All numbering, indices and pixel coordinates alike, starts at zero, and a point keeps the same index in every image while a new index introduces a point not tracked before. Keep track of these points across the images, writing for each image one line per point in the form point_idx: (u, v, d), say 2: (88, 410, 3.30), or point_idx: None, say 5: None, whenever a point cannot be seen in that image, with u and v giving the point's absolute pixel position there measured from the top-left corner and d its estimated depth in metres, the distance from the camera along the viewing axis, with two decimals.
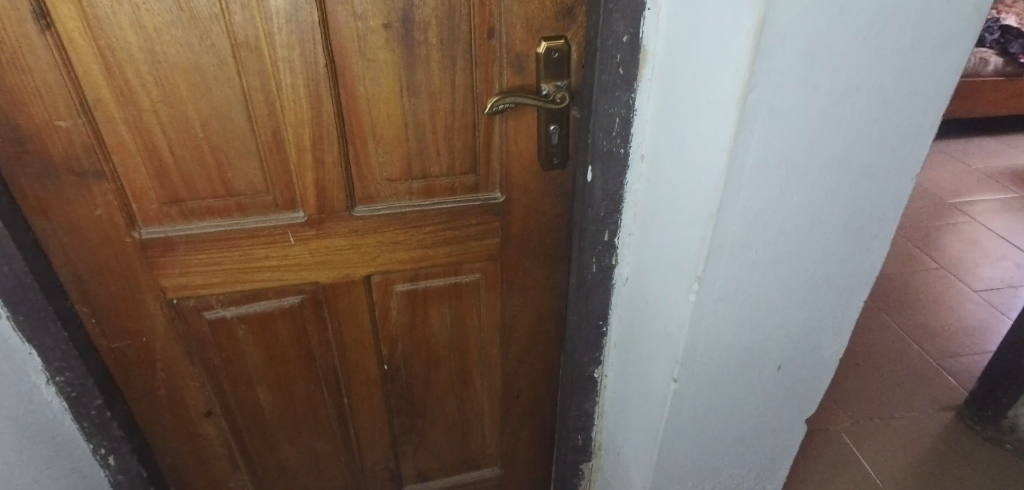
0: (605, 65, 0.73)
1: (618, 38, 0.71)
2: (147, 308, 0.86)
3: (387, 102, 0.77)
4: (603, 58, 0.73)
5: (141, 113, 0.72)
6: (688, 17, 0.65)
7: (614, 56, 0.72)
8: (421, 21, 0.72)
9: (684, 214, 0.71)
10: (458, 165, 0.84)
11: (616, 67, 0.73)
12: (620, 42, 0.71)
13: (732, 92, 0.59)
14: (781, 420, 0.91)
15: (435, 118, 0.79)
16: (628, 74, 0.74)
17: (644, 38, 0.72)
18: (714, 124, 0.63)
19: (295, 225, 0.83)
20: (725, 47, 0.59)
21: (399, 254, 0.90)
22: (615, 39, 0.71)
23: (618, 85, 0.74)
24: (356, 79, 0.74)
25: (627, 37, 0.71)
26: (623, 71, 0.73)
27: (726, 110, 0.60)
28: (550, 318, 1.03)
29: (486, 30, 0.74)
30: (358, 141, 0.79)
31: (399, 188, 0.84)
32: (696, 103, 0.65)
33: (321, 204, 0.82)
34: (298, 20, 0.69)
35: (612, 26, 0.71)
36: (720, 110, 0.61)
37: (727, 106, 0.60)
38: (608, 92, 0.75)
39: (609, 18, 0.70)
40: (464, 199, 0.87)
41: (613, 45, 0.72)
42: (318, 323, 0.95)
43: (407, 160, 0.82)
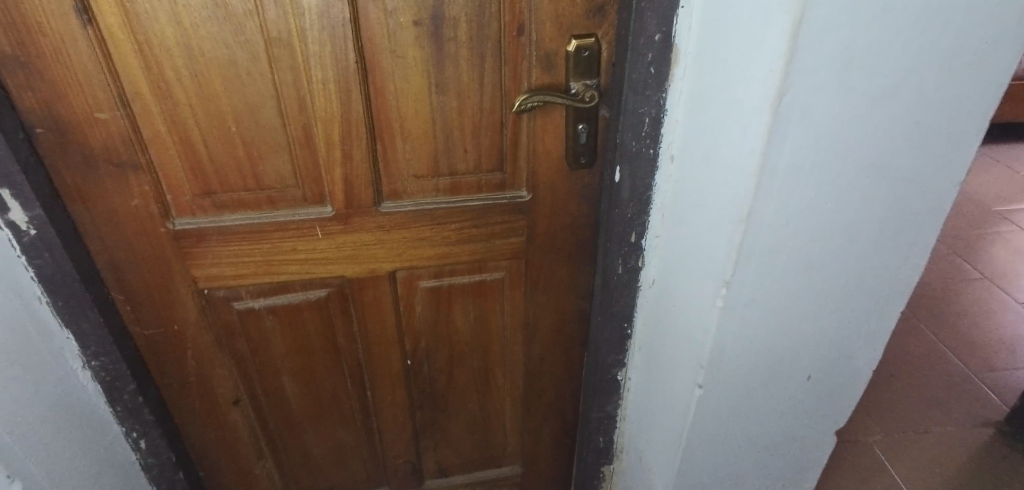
0: (636, 64, 0.72)
1: (649, 37, 0.70)
2: (180, 297, 0.88)
3: (416, 99, 0.77)
4: (634, 57, 0.72)
5: (177, 106, 0.73)
6: (722, 16, 0.63)
7: (645, 55, 0.71)
8: (451, 19, 0.72)
9: (712, 216, 0.70)
10: (484, 163, 0.84)
11: (647, 66, 0.72)
12: (651, 41, 0.70)
13: (765, 93, 0.57)
14: (810, 430, 0.89)
15: (463, 115, 0.79)
16: (659, 73, 0.72)
17: (676, 37, 0.70)
18: (746, 125, 0.61)
19: (322, 219, 0.84)
20: (759, 46, 0.57)
21: (424, 250, 0.90)
22: (647, 38, 0.70)
23: (649, 84, 0.73)
24: (385, 76, 0.75)
25: (660, 35, 0.70)
26: (653, 70, 0.72)
27: (759, 111, 0.59)
28: (574, 319, 1.02)
29: (516, 27, 0.73)
30: (387, 138, 0.80)
31: (425, 185, 0.84)
32: (727, 103, 0.64)
33: (349, 199, 0.83)
34: (329, 16, 0.69)
35: (645, 25, 0.70)
36: (753, 111, 0.60)
37: (760, 107, 0.59)
38: (639, 91, 0.73)
39: (641, 16, 0.69)
40: (490, 196, 0.87)
41: (644, 44, 0.71)
42: (343, 316, 0.96)
43: (435, 157, 0.82)
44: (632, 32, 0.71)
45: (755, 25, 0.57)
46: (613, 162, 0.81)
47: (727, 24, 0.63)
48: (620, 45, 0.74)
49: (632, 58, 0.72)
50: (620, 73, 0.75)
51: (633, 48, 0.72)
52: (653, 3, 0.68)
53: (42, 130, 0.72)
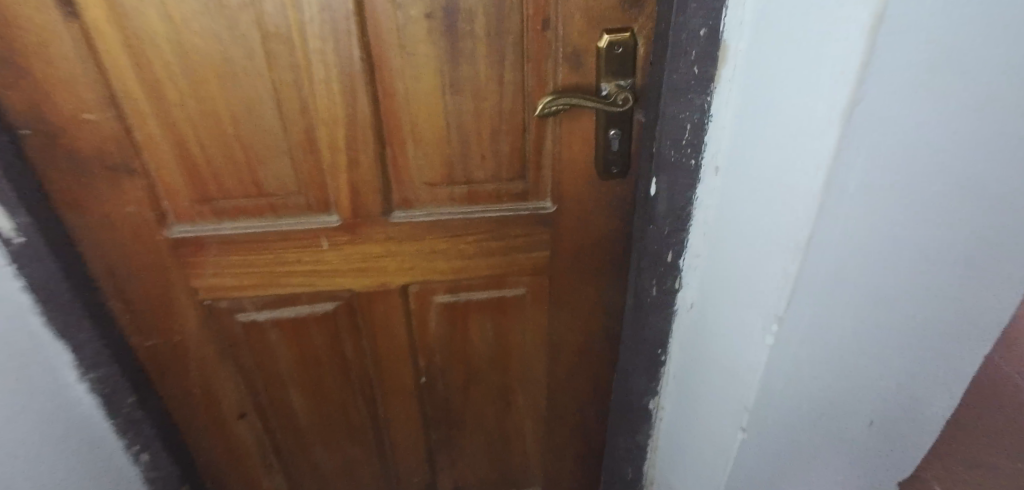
0: (676, 62, 0.63)
1: (693, 32, 0.60)
2: (180, 308, 0.83)
3: (428, 100, 0.69)
4: (675, 55, 0.63)
5: (170, 106, 0.67)
6: (782, 5, 0.53)
7: (688, 53, 0.62)
8: (467, 11, 0.64)
9: (764, 240, 0.60)
10: (504, 171, 0.76)
11: (690, 65, 0.62)
12: (696, 36, 0.61)
13: (834, 102, 0.47)
14: (870, 478, 0.78)
15: (480, 118, 0.71)
16: (705, 73, 0.63)
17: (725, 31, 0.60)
18: (808, 138, 0.51)
19: (328, 229, 0.77)
20: (824, 43, 0.48)
21: (439, 264, 0.82)
22: (691, 33, 0.61)
23: (692, 86, 0.64)
24: (395, 75, 0.67)
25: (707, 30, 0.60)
26: (698, 70, 0.62)
27: (824, 122, 0.49)
28: (602, 339, 0.94)
29: (540, 20, 0.65)
30: (397, 143, 0.72)
31: (439, 194, 0.77)
32: (784, 111, 0.54)
33: (356, 208, 0.76)
34: (332, 8, 0.62)
35: (689, 18, 0.60)
36: (817, 120, 0.50)
37: (824, 118, 0.49)
38: (680, 92, 0.64)
39: (685, 7, 0.60)
40: (510, 207, 0.79)
41: (688, 40, 0.61)
42: (353, 331, 0.89)
43: (449, 163, 0.75)
44: (673, 27, 0.62)
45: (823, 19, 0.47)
46: (648, 173, 0.72)
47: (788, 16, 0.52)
48: (659, 42, 0.65)
49: (673, 55, 0.63)
50: (659, 72, 0.66)
51: (674, 43, 0.62)
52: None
53: (30, 131, 0.67)
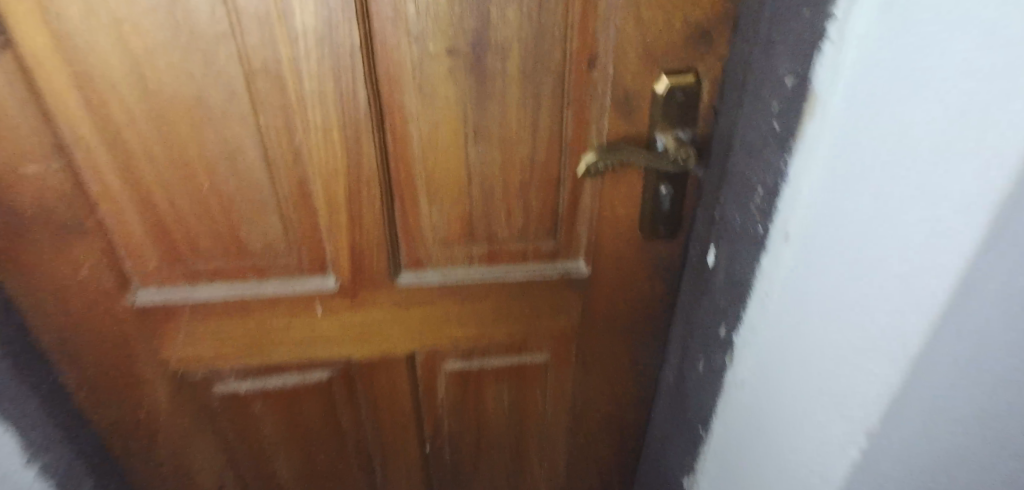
0: (754, 114, 0.52)
1: (777, 81, 0.49)
2: (148, 379, 0.71)
3: (447, 149, 0.58)
4: (753, 106, 0.52)
5: (132, 155, 0.55)
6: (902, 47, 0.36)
7: (769, 104, 0.50)
8: (499, 47, 0.52)
9: (845, 359, 0.45)
10: (533, 228, 0.65)
11: (770, 120, 0.51)
12: (781, 85, 0.49)
13: (972, 196, 0.33)
14: None
15: (508, 170, 0.60)
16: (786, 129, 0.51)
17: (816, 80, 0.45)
18: (925, 241, 0.36)
19: (323, 293, 0.66)
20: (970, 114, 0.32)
21: (451, 330, 0.71)
22: (776, 83, 0.49)
23: (767, 143, 0.52)
24: (408, 119, 0.55)
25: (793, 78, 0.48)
26: (778, 125, 0.51)
27: (955, 219, 0.34)
28: (634, 407, 0.82)
29: (586, 58, 0.54)
30: (407, 196, 0.61)
31: (456, 253, 0.66)
32: (889, 195, 0.38)
33: (358, 270, 0.64)
34: (332, 41, 0.50)
35: (775, 65, 0.49)
36: (943, 220, 0.35)
37: (964, 212, 0.33)
38: (754, 150, 0.53)
39: (771, 51, 0.49)
40: (537, 268, 0.68)
41: (771, 90, 0.50)
42: (349, 400, 0.77)
43: (469, 219, 0.63)
44: (754, 72, 0.51)
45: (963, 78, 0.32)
46: (709, 237, 0.62)
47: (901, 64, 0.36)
48: (733, 87, 0.54)
49: (752, 106, 0.52)
50: (730, 123, 0.55)
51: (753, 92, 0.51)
52: (790, 36, 0.47)
53: None
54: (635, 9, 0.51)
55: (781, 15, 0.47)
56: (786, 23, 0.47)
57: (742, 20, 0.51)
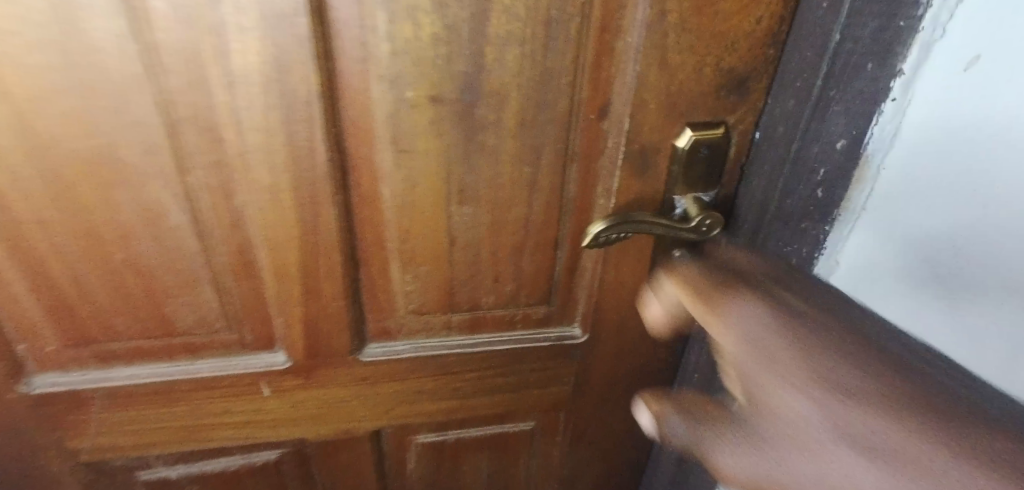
0: (794, 180, 0.45)
1: (827, 146, 0.42)
2: (53, 472, 0.58)
3: (426, 211, 0.47)
4: (794, 173, 0.44)
5: (18, 223, 0.43)
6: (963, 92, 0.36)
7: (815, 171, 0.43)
8: (494, 94, 0.42)
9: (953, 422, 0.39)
10: (524, 294, 0.55)
11: (815, 188, 0.44)
12: (832, 151, 0.42)
13: None
14: None
15: (499, 232, 0.50)
16: (830, 200, 0.44)
17: (869, 143, 0.41)
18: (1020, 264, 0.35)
19: (273, 372, 0.54)
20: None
21: (425, 404, 0.61)
22: (825, 147, 0.42)
23: (809, 213, 0.45)
24: (378, 177, 0.45)
25: (845, 142, 0.41)
26: (821, 193, 0.44)
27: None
28: (627, 475, 0.74)
29: (597, 107, 0.45)
30: (376, 263, 0.50)
31: (432, 323, 0.55)
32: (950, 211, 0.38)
33: (315, 347, 0.53)
34: (282, 87, 0.39)
35: (826, 127, 0.42)
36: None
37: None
38: (792, 221, 0.46)
39: (824, 111, 0.41)
40: (527, 335, 0.58)
41: (818, 156, 0.43)
42: (304, 480, 0.66)
43: (450, 287, 0.53)
44: (799, 134, 0.43)
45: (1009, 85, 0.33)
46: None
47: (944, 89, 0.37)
48: (772, 150, 0.45)
49: (794, 173, 0.45)
50: (764, 189, 0.47)
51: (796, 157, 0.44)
52: (848, 95, 0.40)
53: None
54: (661, 54, 0.42)
55: (839, 71, 0.40)
56: (846, 80, 0.40)
57: (785, 69, 0.43)
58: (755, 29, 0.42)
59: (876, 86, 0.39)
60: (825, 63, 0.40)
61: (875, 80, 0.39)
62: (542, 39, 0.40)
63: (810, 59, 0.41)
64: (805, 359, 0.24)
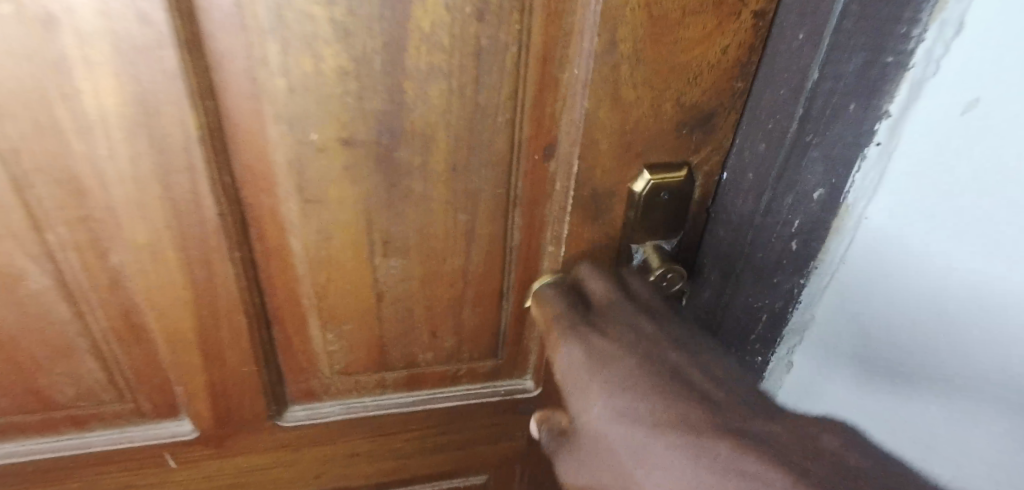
0: (765, 231, 0.39)
1: (802, 195, 0.37)
2: None
3: (346, 265, 0.41)
4: (766, 224, 0.39)
5: None
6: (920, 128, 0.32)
7: (787, 222, 0.38)
8: (417, 134, 0.36)
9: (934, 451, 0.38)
10: (467, 348, 0.49)
11: (788, 240, 0.39)
12: (807, 201, 0.37)
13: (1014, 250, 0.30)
14: None
15: (434, 285, 0.44)
16: (803, 254, 0.39)
17: (850, 192, 0.35)
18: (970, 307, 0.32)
19: (178, 443, 0.47)
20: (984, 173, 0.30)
21: (361, 466, 0.55)
22: (801, 197, 0.37)
23: (782, 267, 0.40)
24: (285, 229, 0.38)
25: (823, 191, 0.36)
26: (796, 246, 0.39)
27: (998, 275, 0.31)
28: None
29: (540, 145, 0.39)
30: (292, 322, 0.43)
31: (363, 382, 0.49)
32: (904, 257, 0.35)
33: (225, 415, 0.46)
34: (152, 131, 0.31)
35: (801, 175, 0.36)
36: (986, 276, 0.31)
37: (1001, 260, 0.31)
38: (765, 275, 0.41)
39: (800, 156, 0.36)
40: (474, 390, 0.52)
41: (792, 205, 0.37)
42: None
43: (381, 345, 0.46)
44: (772, 181, 0.37)
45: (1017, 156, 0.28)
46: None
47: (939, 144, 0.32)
48: (742, 196, 0.40)
49: (765, 223, 0.39)
50: (733, 238, 0.41)
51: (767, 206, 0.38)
52: (827, 139, 0.34)
53: None
54: (613, 88, 0.36)
55: (816, 112, 0.34)
56: (825, 123, 0.34)
57: (755, 106, 0.37)
58: (720, 60, 0.36)
59: (858, 129, 0.34)
60: (801, 103, 0.34)
61: (858, 123, 0.33)
62: (472, 73, 0.34)
63: (784, 97, 0.35)
64: (603, 391, 0.32)
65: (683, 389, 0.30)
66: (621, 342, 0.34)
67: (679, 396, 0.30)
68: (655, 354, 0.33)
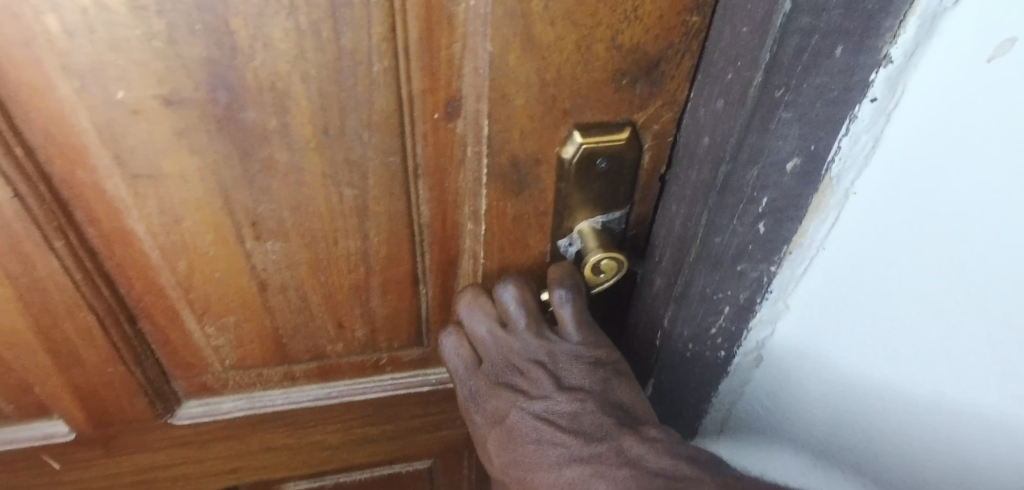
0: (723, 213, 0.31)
1: (771, 166, 0.28)
2: None
3: (211, 251, 0.33)
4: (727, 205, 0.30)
5: None
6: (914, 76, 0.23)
7: (752, 196, 0.29)
8: (266, 91, 0.27)
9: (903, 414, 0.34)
10: (384, 337, 0.42)
11: (756, 220, 0.30)
12: (776, 172, 0.28)
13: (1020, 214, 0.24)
14: None
15: (330, 270, 0.36)
16: (768, 234, 0.30)
17: (834, 162, 0.27)
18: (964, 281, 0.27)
19: (55, 445, 0.41)
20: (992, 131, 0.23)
21: (282, 458, 0.49)
22: (772, 172, 0.28)
23: (746, 254, 0.31)
24: (119, 210, 0.30)
25: (796, 168, 0.27)
26: (763, 227, 0.30)
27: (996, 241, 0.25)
28: None
29: (439, 102, 0.30)
30: (161, 315, 0.36)
31: (265, 376, 0.42)
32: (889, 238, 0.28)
33: (103, 416, 0.40)
34: None
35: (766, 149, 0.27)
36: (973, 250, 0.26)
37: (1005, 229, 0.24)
38: (726, 263, 0.32)
39: (766, 118, 0.27)
40: (400, 380, 0.46)
41: (755, 182, 0.29)
42: None
43: (277, 337, 0.39)
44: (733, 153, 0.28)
45: (1013, 199, 0.24)
46: (653, 367, 0.41)
47: (932, 142, 0.24)
48: (695, 162, 0.32)
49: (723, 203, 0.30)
50: (686, 218, 0.33)
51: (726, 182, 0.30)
52: (804, 98, 0.25)
53: None
54: (521, 24, 0.27)
55: (787, 61, 0.25)
56: (800, 76, 0.25)
57: (713, 49, 0.29)
58: None
59: (847, 80, 0.24)
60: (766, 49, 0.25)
61: (848, 74, 0.24)
62: (325, 7, 0.25)
63: (746, 40, 0.26)
64: (499, 442, 0.35)
65: (554, 434, 0.33)
66: (502, 397, 0.36)
67: (547, 440, 0.33)
68: (532, 394, 0.35)
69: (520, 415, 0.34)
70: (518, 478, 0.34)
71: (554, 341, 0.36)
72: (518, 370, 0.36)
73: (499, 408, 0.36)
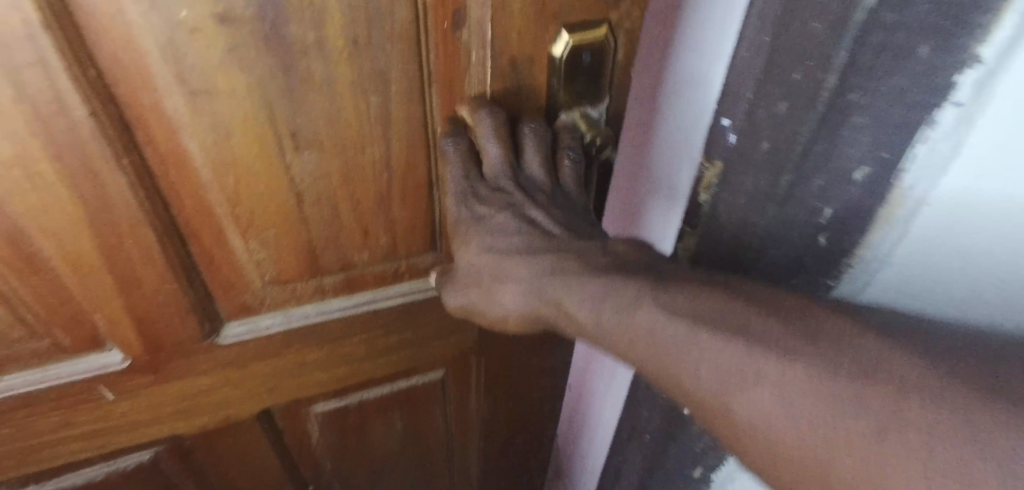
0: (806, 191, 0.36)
1: (849, 159, 0.34)
2: None
3: (254, 164, 0.38)
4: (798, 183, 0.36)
5: None
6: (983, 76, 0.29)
7: (823, 179, 0.35)
8: (306, 7, 0.32)
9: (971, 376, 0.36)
10: (402, 245, 0.47)
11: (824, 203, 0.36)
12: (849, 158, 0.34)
13: None
14: None
15: (356, 180, 0.41)
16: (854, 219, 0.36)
17: (911, 162, 0.32)
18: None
19: (110, 375, 0.45)
20: None
21: (313, 376, 0.54)
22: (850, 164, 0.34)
23: (836, 241, 0.37)
24: (176, 129, 0.34)
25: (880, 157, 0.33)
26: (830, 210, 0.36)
27: None
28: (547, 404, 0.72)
29: (448, 12, 0.35)
30: (207, 234, 0.40)
31: (298, 291, 0.47)
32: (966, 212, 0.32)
33: (155, 340, 0.44)
34: None
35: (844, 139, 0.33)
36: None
37: None
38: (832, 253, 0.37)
39: (839, 118, 0.33)
40: (417, 288, 0.51)
41: (836, 173, 0.35)
42: (190, 474, 0.59)
43: (310, 249, 0.44)
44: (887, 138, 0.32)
45: None
46: None
47: (988, 150, 0.30)
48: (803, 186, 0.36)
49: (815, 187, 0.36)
50: (758, 193, 0.38)
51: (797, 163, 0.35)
52: (881, 97, 0.31)
53: None
54: None
55: (866, 59, 0.31)
56: (883, 75, 0.31)
57: None
58: None
59: (927, 85, 0.30)
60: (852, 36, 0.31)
61: (923, 77, 0.30)
62: None
63: (821, 36, 0.32)
64: (497, 252, 0.38)
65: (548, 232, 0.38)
66: (499, 211, 0.38)
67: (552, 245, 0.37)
68: (531, 211, 0.38)
69: (518, 225, 0.38)
70: (505, 277, 0.39)
71: (558, 186, 0.40)
72: (525, 195, 0.39)
73: (501, 223, 0.38)
